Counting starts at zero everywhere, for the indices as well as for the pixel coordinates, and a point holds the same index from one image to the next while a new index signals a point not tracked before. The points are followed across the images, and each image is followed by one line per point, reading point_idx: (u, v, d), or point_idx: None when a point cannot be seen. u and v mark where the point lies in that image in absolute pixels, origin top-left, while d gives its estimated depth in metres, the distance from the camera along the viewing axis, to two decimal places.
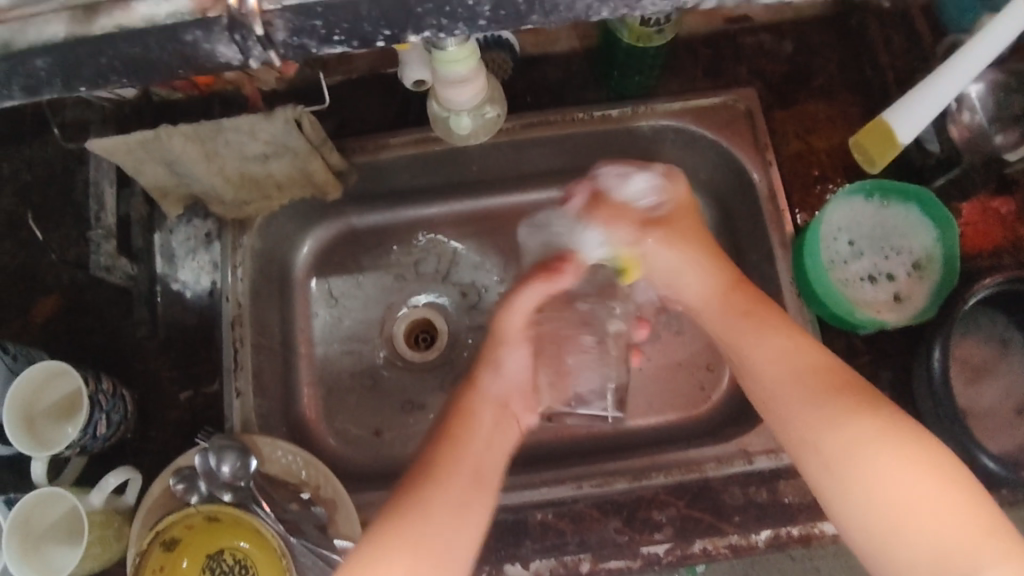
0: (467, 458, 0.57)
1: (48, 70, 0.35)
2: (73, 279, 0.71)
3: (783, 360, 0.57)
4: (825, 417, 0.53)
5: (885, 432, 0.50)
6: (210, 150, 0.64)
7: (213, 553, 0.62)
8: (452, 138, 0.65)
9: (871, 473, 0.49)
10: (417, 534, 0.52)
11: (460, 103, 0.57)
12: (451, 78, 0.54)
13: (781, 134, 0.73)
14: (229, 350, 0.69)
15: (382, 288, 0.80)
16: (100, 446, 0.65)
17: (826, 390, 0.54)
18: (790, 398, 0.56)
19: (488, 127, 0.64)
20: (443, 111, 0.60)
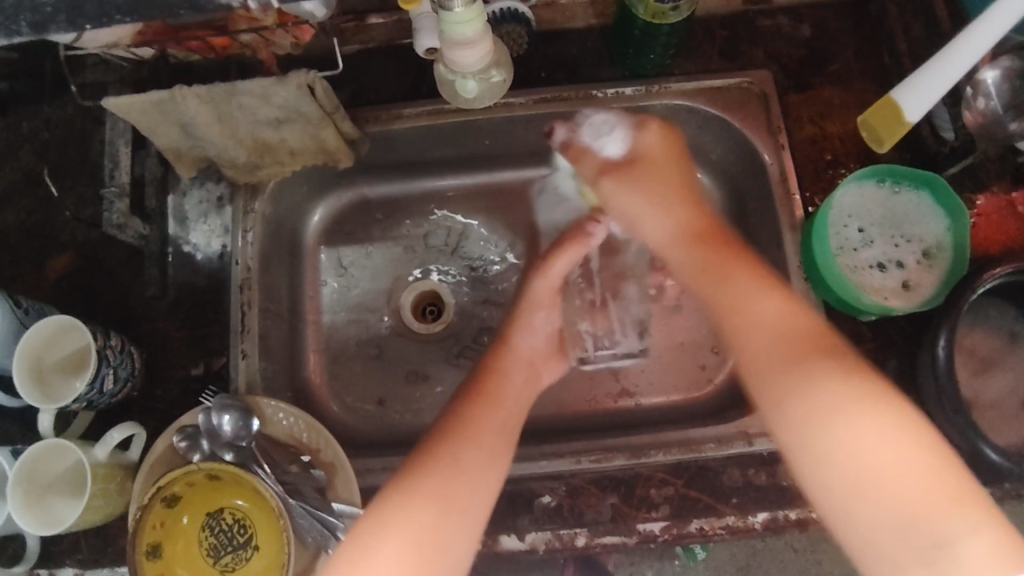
0: (497, 414, 0.63)
1: (53, 5, 0.43)
2: (86, 238, 0.71)
3: (767, 315, 0.58)
4: (813, 377, 0.53)
5: (875, 398, 0.50)
6: (223, 113, 0.65)
7: (213, 511, 0.63)
8: (456, 101, 0.64)
9: (848, 446, 0.49)
10: (444, 484, 0.56)
11: (464, 66, 0.57)
12: (456, 41, 0.54)
13: (795, 118, 0.73)
14: (236, 313, 0.69)
15: (391, 259, 0.80)
16: (107, 402, 0.66)
17: (816, 357, 0.54)
18: (767, 356, 0.56)
19: (494, 90, 0.63)
20: (447, 74, 0.60)
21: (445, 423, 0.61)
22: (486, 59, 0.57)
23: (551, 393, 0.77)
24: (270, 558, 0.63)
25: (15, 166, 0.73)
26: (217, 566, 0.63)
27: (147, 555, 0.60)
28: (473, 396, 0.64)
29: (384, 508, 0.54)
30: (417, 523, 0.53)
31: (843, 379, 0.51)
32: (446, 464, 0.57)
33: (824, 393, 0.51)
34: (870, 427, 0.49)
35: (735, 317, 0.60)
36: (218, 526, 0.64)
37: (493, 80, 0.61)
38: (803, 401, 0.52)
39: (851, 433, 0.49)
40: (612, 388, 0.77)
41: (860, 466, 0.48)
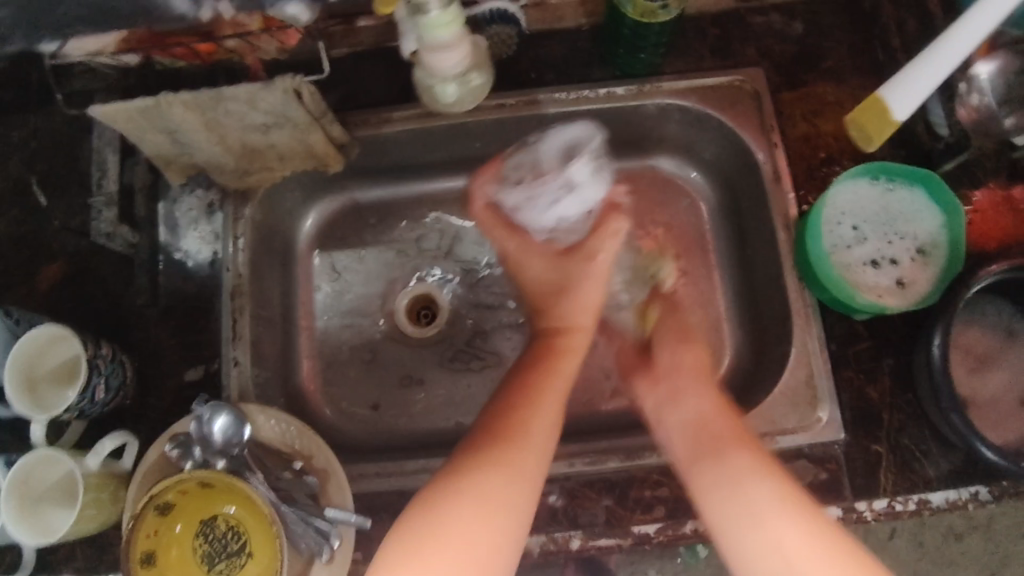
0: (557, 387, 0.62)
1: (12, 21, 0.44)
2: (78, 247, 0.71)
3: (703, 417, 0.60)
4: (745, 466, 0.54)
5: (792, 502, 0.51)
6: (211, 119, 0.65)
7: (206, 519, 0.64)
8: (438, 106, 0.63)
9: (776, 547, 0.49)
10: (514, 466, 0.55)
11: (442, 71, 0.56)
12: (433, 45, 0.53)
13: (787, 116, 0.72)
14: (228, 320, 0.69)
15: (384, 262, 0.80)
16: (99, 412, 0.66)
17: (750, 445, 0.56)
18: (705, 436, 0.58)
19: (475, 95, 0.62)
20: (427, 80, 0.59)
21: (511, 415, 0.58)
22: (464, 63, 0.56)
23: None
24: (264, 562, 0.62)
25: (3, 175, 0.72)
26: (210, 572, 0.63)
27: (142, 562, 0.60)
28: (527, 390, 0.61)
29: (451, 497, 0.52)
30: (474, 520, 0.51)
31: (763, 478, 0.53)
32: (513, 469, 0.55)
33: (753, 490, 0.52)
34: (790, 530, 0.50)
35: (671, 415, 0.62)
36: (212, 533, 0.64)
37: (474, 85, 0.61)
38: (735, 497, 0.53)
39: (766, 523, 0.50)
40: (608, 390, 0.77)
41: (778, 557, 0.49)
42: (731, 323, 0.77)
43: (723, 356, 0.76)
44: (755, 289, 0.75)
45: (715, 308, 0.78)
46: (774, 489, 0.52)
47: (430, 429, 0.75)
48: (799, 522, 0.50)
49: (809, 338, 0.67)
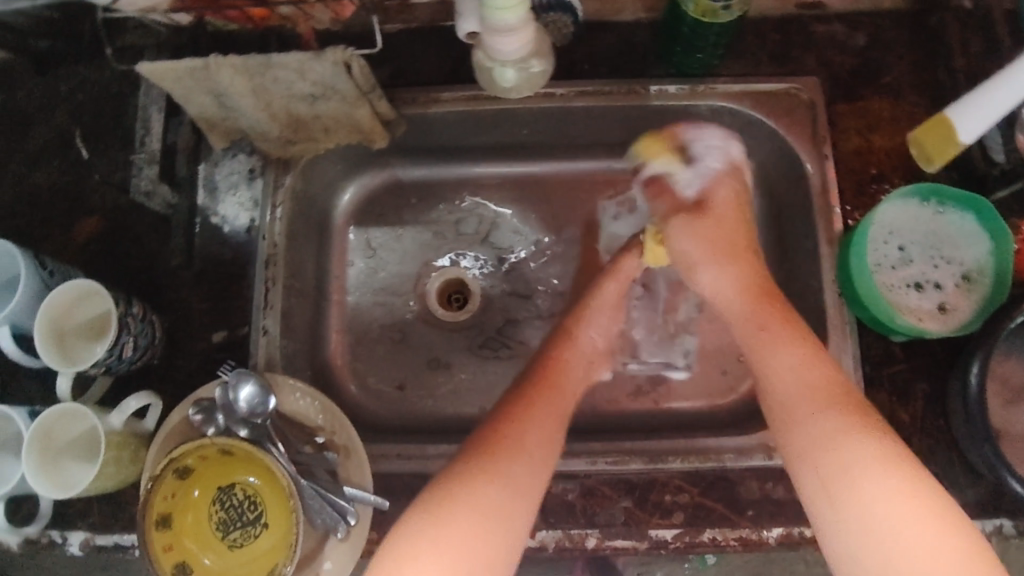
0: (553, 400, 0.64)
1: None
2: (116, 202, 0.71)
3: (803, 375, 0.56)
4: (837, 427, 0.51)
5: (883, 457, 0.49)
6: (258, 86, 0.64)
7: (224, 486, 0.63)
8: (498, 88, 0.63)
9: (862, 500, 0.48)
10: (505, 472, 0.56)
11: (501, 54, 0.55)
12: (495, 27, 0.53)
13: (842, 129, 0.71)
14: (260, 289, 0.69)
15: (420, 243, 0.79)
16: (126, 368, 0.66)
17: (837, 403, 0.53)
18: (799, 402, 0.55)
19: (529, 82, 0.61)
20: (484, 61, 0.58)
21: (503, 425, 0.60)
22: (524, 49, 0.55)
23: None
24: (277, 537, 0.63)
25: (49, 126, 0.73)
26: (225, 538, 0.63)
27: (157, 526, 0.59)
28: (524, 395, 0.64)
29: (448, 509, 0.53)
30: (482, 522, 0.53)
31: (878, 463, 0.49)
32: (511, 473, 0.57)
33: (854, 445, 0.50)
34: (895, 500, 0.47)
35: (764, 370, 0.58)
36: (228, 500, 0.64)
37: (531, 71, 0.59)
38: (824, 457, 0.51)
39: (877, 508, 0.47)
40: (636, 390, 0.76)
41: (882, 526, 0.46)
42: None
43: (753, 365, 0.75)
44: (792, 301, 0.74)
45: None
46: (842, 420, 0.52)
47: (453, 414, 0.75)
48: (867, 437, 0.50)
49: (844, 355, 0.67)
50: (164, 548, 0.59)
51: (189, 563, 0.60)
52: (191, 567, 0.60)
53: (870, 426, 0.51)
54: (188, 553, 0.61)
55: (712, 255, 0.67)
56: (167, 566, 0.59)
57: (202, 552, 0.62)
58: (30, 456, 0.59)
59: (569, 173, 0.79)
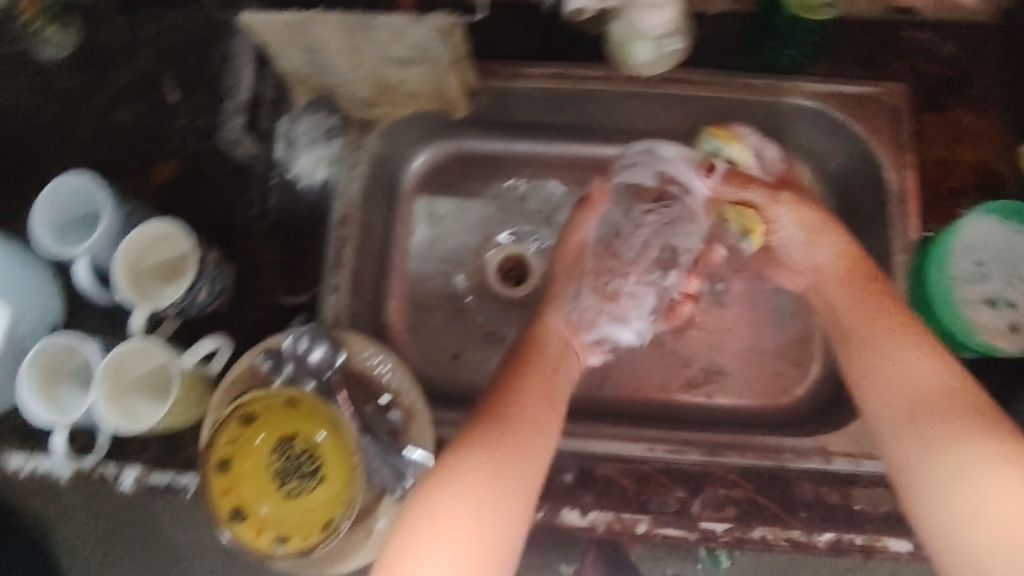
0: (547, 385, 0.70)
1: None
2: (194, 146, 0.71)
3: (920, 374, 0.60)
4: (950, 427, 0.56)
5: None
6: (353, 44, 0.63)
7: (285, 437, 0.61)
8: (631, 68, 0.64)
9: (970, 489, 0.54)
10: (498, 455, 0.61)
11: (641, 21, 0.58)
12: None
13: (926, 139, 0.71)
14: (333, 247, 0.70)
15: (486, 216, 0.80)
16: (197, 313, 0.66)
17: (954, 406, 0.57)
18: (918, 402, 0.59)
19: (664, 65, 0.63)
20: (624, 35, 0.61)
21: (512, 394, 0.65)
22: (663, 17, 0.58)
23: (626, 375, 0.76)
24: (335, 492, 0.60)
25: (133, 68, 0.73)
26: (281, 489, 0.60)
27: (218, 469, 0.59)
28: (520, 370, 0.68)
29: (417, 515, 0.58)
30: (451, 528, 0.57)
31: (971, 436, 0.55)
32: (489, 471, 0.60)
33: (972, 444, 0.55)
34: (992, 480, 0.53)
35: (878, 373, 0.63)
36: (288, 452, 0.62)
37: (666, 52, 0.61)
38: (938, 456, 0.56)
39: (972, 486, 0.54)
40: (691, 381, 0.75)
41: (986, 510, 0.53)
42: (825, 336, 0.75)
43: (812, 368, 0.75)
44: None
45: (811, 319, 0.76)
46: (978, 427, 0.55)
47: None
48: (977, 434, 0.55)
49: None
50: (223, 492, 0.59)
51: (245, 510, 0.59)
52: (245, 513, 0.59)
53: (980, 419, 0.56)
54: (244, 500, 0.59)
55: (805, 228, 0.72)
56: (226, 510, 0.59)
57: (259, 501, 0.60)
58: (99, 386, 0.59)
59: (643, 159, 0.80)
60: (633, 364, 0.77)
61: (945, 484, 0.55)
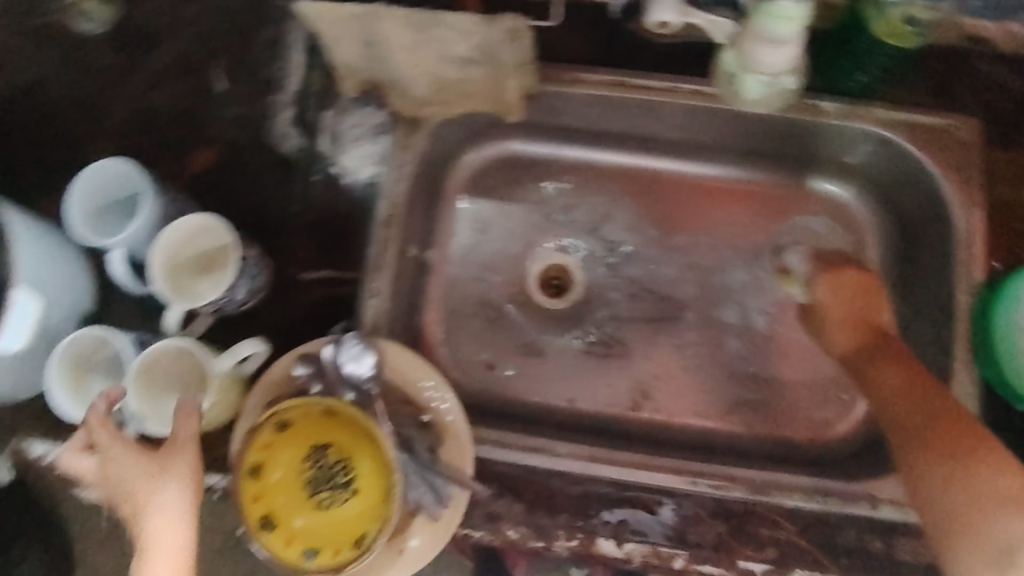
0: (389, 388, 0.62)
1: None
2: (234, 137, 0.68)
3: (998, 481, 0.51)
4: None
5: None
6: (418, 41, 0.61)
7: (319, 445, 0.59)
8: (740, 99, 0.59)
9: None
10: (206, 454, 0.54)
11: (763, 68, 0.53)
12: (766, 37, 0.50)
13: (992, 178, 0.68)
14: (374, 249, 0.66)
15: (530, 224, 0.77)
16: (234, 311, 0.64)
17: None
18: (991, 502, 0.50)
19: (775, 100, 0.58)
20: (739, 67, 0.55)
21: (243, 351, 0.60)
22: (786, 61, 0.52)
23: (664, 402, 0.73)
24: (368, 506, 0.57)
25: (172, 48, 0.67)
26: (313, 498, 0.58)
27: (248, 475, 0.57)
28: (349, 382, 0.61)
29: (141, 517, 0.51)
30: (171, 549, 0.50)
31: None
32: (157, 463, 0.52)
33: None
34: None
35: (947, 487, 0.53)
36: (321, 461, 0.59)
37: (780, 88, 0.56)
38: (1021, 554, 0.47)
39: None
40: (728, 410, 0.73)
41: None
42: None
43: (855, 406, 0.72)
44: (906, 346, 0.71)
45: None
46: None
47: (539, 405, 0.73)
48: None
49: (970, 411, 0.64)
50: (252, 500, 0.57)
51: (276, 520, 0.57)
52: (277, 523, 0.57)
53: None
54: (274, 509, 0.57)
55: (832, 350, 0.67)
56: (255, 519, 0.56)
57: (292, 512, 0.57)
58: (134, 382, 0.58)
59: (694, 176, 0.77)
60: (671, 391, 0.73)
61: None
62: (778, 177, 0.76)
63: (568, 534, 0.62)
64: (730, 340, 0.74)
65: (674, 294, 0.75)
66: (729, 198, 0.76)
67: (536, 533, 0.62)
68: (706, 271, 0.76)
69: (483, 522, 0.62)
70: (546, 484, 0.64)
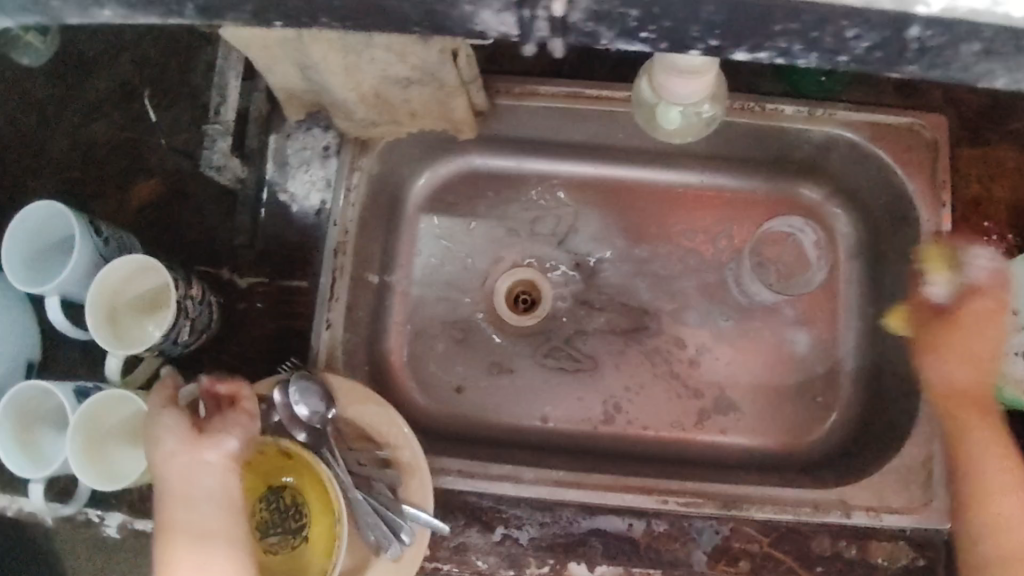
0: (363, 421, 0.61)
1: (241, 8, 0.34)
2: (177, 167, 0.66)
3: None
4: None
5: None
6: (351, 64, 0.59)
7: (274, 487, 0.57)
8: (654, 128, 0.55)
9: None
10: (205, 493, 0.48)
11: (672, 98, 0.48)
12: (675, 69, 0.45)
13: (963, 175, 0.66)
14: (327, 279, 0.65)
15: (493, 240, 0.74)
16: (179, 351, 0.62)
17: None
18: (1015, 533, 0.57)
19: (694, 129, 0.55)
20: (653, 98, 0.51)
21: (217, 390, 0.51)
22: (704, 94, 0.48)
23: (636, 413, 0.70)
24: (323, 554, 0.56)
25: (109, 76, 0.66)
26: (263, 542, 0.56)
27: None
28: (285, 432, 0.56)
29: None
30: None
31: None
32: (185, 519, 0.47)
33: None
34: None
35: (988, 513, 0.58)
36: (273, 501, 0.57)
37: (700, 118, 0.53)
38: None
39: None
40: (701, 418, 0.70)
41: None
42: (846, 373, 0.71)
43: (831, 409, 0.71)
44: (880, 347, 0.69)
45: (829, 352, 0.71)
46: None
47: (510, 426, 0.70)
48: None
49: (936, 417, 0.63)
50: None
51: None
52: None
53: None
54: None
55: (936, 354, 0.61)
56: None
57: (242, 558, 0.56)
58: (78, 439, 0.55)
59: (663, 182, 0.74)
60: (642, 402, 0.70)
61: None
62: (749, 180, 0.73)
63: (541, 559, 0.62)
64: (702, 348, 0.72)
65: (646, 304, 0.72)
66: (699, 204, 0.73)
67: (508, 562, 0.62)
68: (675, 280, 0.73)
69: (454, 554, 0.62)
70: (514, 512, 0.63)
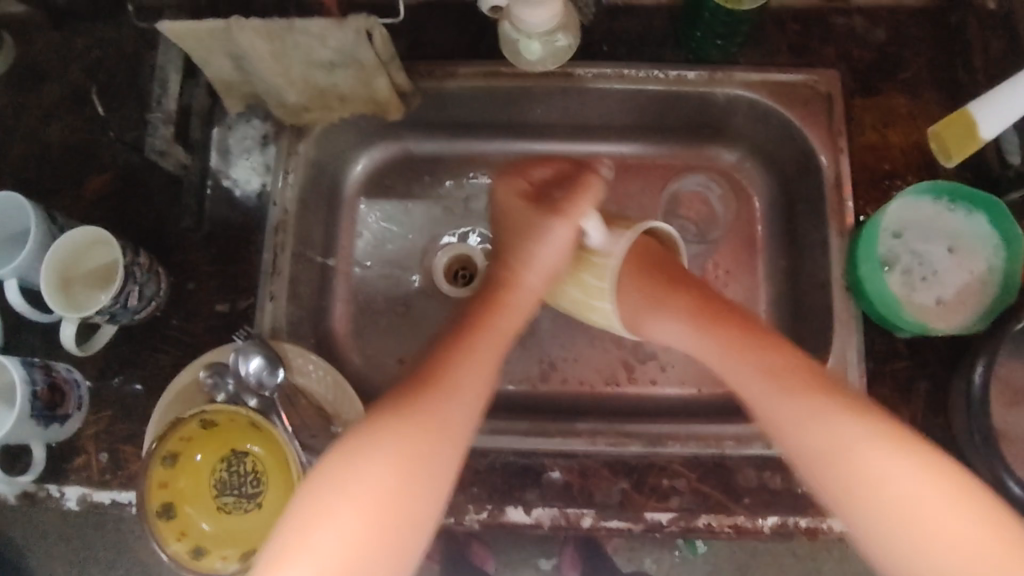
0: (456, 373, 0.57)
1: None
2: (128, 162, 0.71)
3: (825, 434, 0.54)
4: (877, 445, 0.52)
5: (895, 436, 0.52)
6: (278, 51, 0.63)
7: (236, 451, 0.65)
8: (519, 61, 0.65)
9: (889, 482, 0.51)
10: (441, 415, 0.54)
11: (531, 26, 0.58)
12: None
13: (857, 121, 0.70)
14: (269, 254, 0.68)
15: (430, 218, 0.79)
16: (130, 318, 0.66)
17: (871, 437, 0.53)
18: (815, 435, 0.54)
19: (555, 57, 0.65)
20: (515, 34, 0.62)
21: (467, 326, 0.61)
22: (553, 21, 0.59)
23: (572, 371, 0.75)
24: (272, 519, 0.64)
25: (63, 83, 0.72)
26: (218, 499, 0.64)
27: (163, 460, 0.60)
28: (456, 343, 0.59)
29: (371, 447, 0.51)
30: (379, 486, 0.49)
31: (912, 466, 0.51)
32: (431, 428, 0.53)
33: (912, 472, 0.50)
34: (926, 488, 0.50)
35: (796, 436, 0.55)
36: (233, 465, 0.65)
37: (556, 46, 0.63)
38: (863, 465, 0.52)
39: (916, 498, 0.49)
40: (631, 370, 0.75)
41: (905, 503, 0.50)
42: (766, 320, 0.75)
43: None
44: (795, 292, 0.74)
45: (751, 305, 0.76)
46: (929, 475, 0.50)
47: None
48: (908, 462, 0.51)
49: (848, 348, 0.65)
50: (161, 485, 0.60)
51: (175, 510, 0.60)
52: (174, 513, 0.60)
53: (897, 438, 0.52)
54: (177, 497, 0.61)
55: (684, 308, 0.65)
56: (156, 504, 0.59)
57: (199, 517, 0.62)
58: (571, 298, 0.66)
59: (587, 154, 0.80)
60: (576, 361, 0.75)
61: (849, 462, 0.52)
62: (664, 146, 0.79)
63: (478, 506, 0.65)
64: None
65: None
66: (621, 172, 0.79)
67: (447, 510, 0.65)
68: None
69: None
70: None
